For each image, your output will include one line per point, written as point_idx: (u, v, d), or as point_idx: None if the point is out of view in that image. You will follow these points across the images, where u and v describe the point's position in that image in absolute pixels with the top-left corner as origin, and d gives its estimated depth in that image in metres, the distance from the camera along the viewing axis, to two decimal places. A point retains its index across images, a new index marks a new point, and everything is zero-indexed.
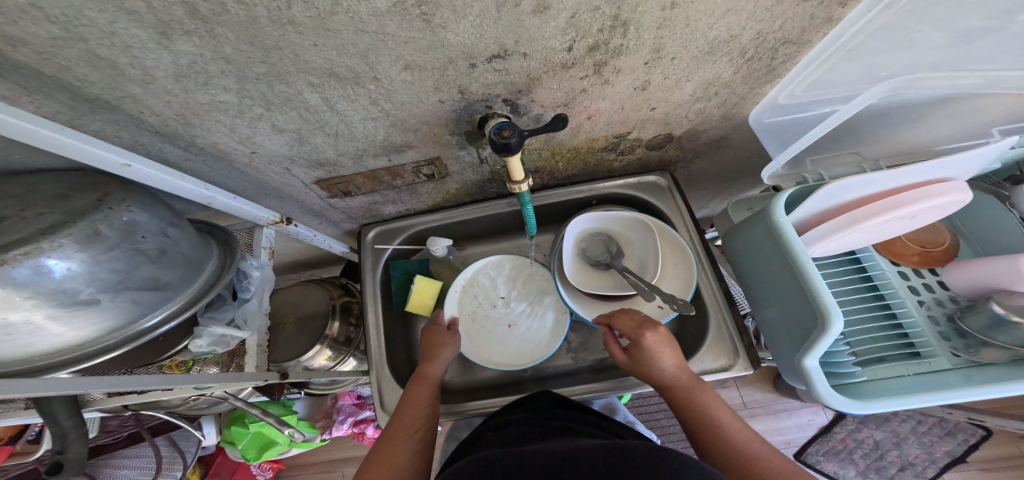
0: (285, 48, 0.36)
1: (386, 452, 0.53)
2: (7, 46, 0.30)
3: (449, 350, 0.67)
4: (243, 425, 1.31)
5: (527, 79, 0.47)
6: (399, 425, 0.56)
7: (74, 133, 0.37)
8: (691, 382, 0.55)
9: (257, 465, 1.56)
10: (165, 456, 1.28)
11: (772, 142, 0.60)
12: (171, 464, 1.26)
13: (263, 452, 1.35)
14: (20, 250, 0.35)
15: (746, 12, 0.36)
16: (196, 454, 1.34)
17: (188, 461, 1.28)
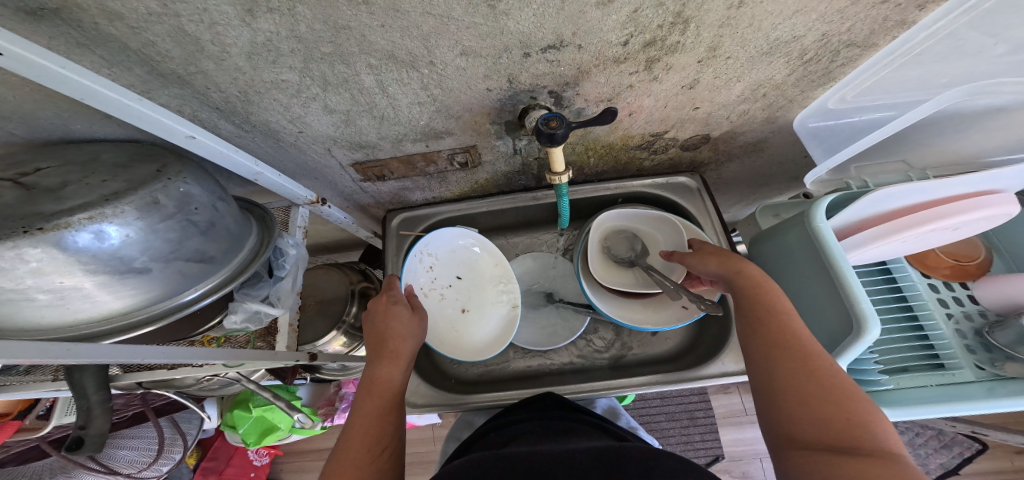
0: (354, 28, 0.37)
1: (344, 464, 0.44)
2: (105, 19, 0.32)
3: (409, 345, 0.58)
4: (247, 409, 1.35)
5: (577, 72, 0.48)
6: (356, 435, 0.48)
7: (152, 105, 0.38)
8: (768, 291, 0.49)
9: (255, 451, 1.57)
10: (166, 437, 1.28)
11: (817, 148, 0.59)
12: (172, 446, 1.27)
13: (264, 437, 1.37)
14: (84, 215, 0.36)
15: (817, 12, 0.37)
16: (197, 437, 1.35)
17: (188, 443, 1.29)
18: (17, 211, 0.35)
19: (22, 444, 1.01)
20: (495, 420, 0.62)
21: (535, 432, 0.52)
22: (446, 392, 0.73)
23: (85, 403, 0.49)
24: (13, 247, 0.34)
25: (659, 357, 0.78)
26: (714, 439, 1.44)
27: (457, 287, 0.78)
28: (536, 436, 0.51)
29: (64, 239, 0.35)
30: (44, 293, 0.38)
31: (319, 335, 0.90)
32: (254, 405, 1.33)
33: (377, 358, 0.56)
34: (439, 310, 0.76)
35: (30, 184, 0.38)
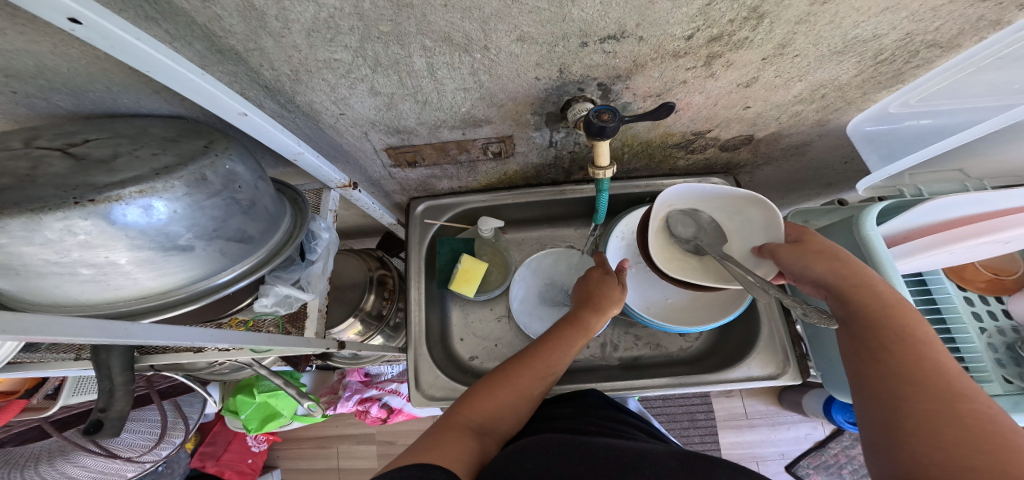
0: (417, 7, 0.36)
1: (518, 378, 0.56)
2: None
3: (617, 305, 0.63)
4: (250, 394, 1.36)
5: (631, 65, 0.46)
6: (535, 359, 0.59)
7: (213, 81, 0.36)
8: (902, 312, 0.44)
9: (254, 436, 1.58)
10: (169, 421, 1.28)
11: (870, 153, 0.58)
12: (174, 430, 1.28)
13: (264, 423, 1.37)
14: (135, 188, 0.35)
15: (909, 10, 0.35)
16: (198, 421, 1.35)
17: (188, 426, 1.30)
18: (69, 182, 0.34)
19: (23, 424, 1.02)
20: (528, 413, 0.62)
21: (577, 428, 0.52)
22: None
23: (108, 384, 0.50)
24: (63, 217, 0.33)
25: (681, 359, 0.77)
26: (713, 441, 1.45)
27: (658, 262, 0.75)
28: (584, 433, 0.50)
29: (113, 211, 0.34)
30: (87, 268, 0.37)
31: (336, 322, 0.89)
32: (257, 391, 1.35)
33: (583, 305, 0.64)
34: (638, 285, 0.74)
35: (80, 155, 0.37)
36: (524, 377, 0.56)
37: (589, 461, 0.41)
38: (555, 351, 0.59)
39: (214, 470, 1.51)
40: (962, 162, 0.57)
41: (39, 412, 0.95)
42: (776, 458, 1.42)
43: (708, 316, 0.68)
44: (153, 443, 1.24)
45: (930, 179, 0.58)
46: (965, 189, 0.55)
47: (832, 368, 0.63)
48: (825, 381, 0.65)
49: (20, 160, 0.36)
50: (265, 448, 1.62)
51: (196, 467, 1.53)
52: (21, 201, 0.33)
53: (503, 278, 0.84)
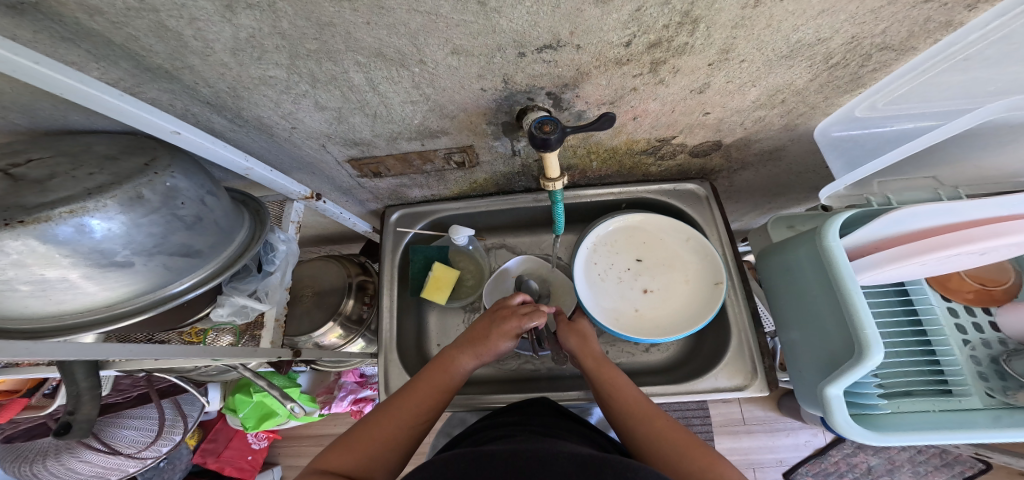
0: (338, 25, 0.35)
1: (378, 424, 0.54)
2: (86, 14, 0.31)
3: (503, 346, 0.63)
4: (248, 393, 1.38)
5: (576, 74, 0.45)
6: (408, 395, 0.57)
7: (134, 101, 0.37)
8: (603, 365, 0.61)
9: (253, 434, 1.61)
10: (167, 419, 1.28)
11: (840, 160, 0.54)
12: (172, 427, 1.28)
13: (262, 422, 1.40)
14: (65, 208, 0.35)
15: (847, 13, 0.33)
16: (197, 419, 1.36)
17: (187, 425, 1.30)
18: (1, 202, 0.34)
19: (27, 421, 1.07)
20: (484, 422, 0.61)
21: (515, 434, 0.51)
22: None
23: (74, 389, 0.50)
24: None
25: (651, 369, 0.74)
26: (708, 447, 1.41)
27: (636, 270, 0.73)
28: (516, 438, 0.50)
29: (46, 232, 0.34)
30: (26, 284, 0.37)
31: (315, 326, 0.90)
32: (254, 390, 1.37)
33: (466, 343, 0.63)
34: (610, 294, 0.72)
35: (19, 175, 0.37)
36: (382, 421, 0.54)
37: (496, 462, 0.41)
38: (421, 392, 0.57)
39: (215, 466, 1.55)
40: (934, 167, 0.54)
41: (38, 410, 0.97)
42: (774, 465, 1.37)
43: (678, 327, 0.66)
44: (153, 439, 1.23)
45: (901, 186, 0.55)
46: (937, 197, 0.51)
47: (805, 381, 0.60)
48: (799, 393, 0.63)
49: None
50: (264, 446, 1.65)
51: (198, 464, 1.56)
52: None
53: (475, 285, 0.84)
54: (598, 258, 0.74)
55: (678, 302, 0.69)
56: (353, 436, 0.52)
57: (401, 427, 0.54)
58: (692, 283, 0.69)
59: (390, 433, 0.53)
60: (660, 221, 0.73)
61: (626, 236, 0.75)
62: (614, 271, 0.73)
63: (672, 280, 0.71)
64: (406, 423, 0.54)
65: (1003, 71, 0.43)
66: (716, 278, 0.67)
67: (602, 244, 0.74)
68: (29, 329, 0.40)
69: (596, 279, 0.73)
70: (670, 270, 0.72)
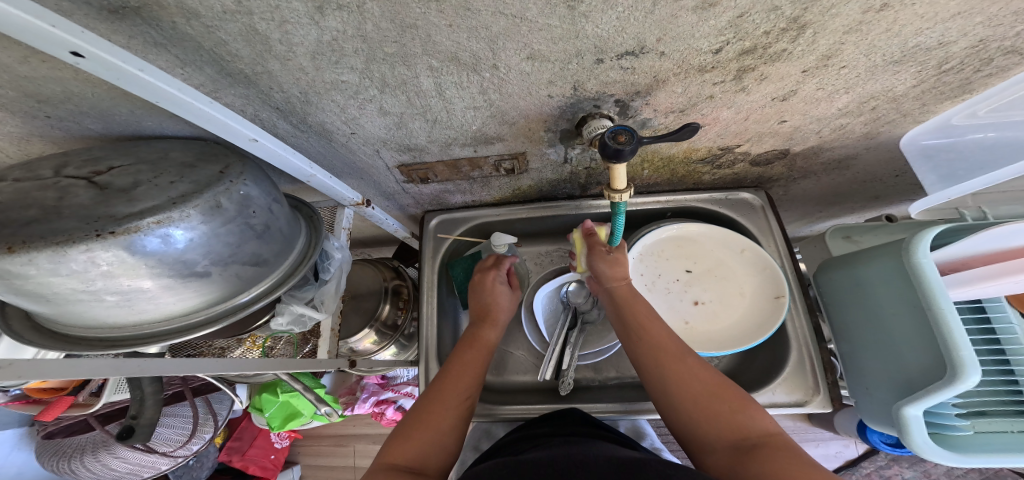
0: (421, 27, 0.33)
1: (436, 407, 0.54)
2: (183, 18, 0.30)
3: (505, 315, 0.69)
4: (275, 393, 1.37)
5: (652, 81, 0.43)
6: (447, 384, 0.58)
7: (221, 108, 0.36)
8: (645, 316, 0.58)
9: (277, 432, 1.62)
10: (200, 417, 1.30)
11: (932, 172, 0.51)
12: (204, 426, 1.29)
13: (287, 422, 1.38)
14: (153, 219, 0.34)
15: (986, 15, 0.31)
16: (227, 418, 1.37)
17: (218, 424, 1.31)
18: (92, 213, 0.34)
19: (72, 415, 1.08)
20: (536, 429, 0.60)
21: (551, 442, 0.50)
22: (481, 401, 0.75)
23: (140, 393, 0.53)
24: (86, 250, 0.33)
25: None
26: None
27: (686, 280, 0.70)
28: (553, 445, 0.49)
29: (134, 242, 0.34)
30: (112, 295, 0.37)
31: (352, 331, 0.90)
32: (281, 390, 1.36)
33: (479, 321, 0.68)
34: (660, 305, 0.69)
35: (104, 184, 0.36)
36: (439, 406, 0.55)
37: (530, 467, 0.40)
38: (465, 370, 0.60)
39: (240, 464, 1.54)
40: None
41: (85, 408, 0.97)
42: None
43: (735, 341, 0.64)
44: (188, 437, 1.25)
45: (994, 199, 0.53)
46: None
47: (872, 399, 0.58)
48: (860, 409, 0.61)
49: (48, 190, 0.35)
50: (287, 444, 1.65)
51: (223, 462, 1.58)
52: (47, 233, 0.32)
53: None
54: (646, 267, 0.72)
55: (733, 314, 0.67)
56: (408, 425, 0.52)
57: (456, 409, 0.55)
58: (748, 295, 0.67)
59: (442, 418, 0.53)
60: (712, 230, 0.70)
61: (674, 245, 0.72)
62: (664, 281, 0.71)
63: (725, 292, 0.68)
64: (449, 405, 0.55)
65: None
66: (775, 292, 0.64)
67: (649, 252, 0.72)
68: (110, 336, 0.42)
69: (645, 289, 0.70)
70: (723, 282, 0.69)
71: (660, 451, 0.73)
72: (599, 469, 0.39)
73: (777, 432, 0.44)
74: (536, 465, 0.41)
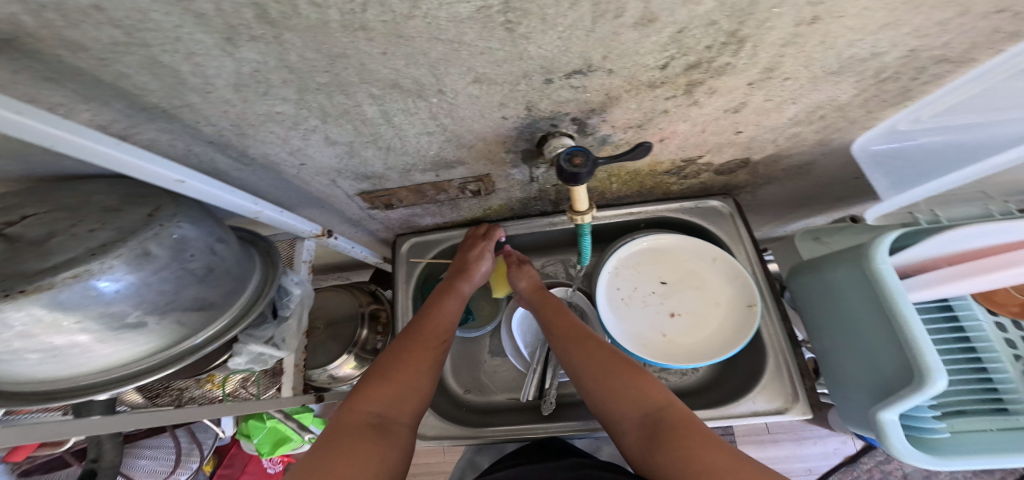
0: (352, 56, 0.32)
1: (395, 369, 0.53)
2: (68, 51, 0.27)
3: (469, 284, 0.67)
4: (261, 419, 1.24)
5: (605, 98, 0.42)
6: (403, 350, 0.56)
7: (131, 148, 0.34)
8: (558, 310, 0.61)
9: (268, 458, 1.48)
10: (183, 447, 1.23)
11: (883, 176, 0.53)
12: (189, 456, 1.23)
13: (278, 447, 1.28)
14: (68, 273, 0.31)
15: (910, 26, 0.29)
16: (213, 446, 1.30)
17: (204, 453, 1.25)
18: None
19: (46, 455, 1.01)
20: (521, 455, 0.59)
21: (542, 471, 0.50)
22: (467, 424, 0.71)
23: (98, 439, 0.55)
24: None
25: (683, 390, 0.71)
26: None
27: (662, 293, 0.69)
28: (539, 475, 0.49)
29: (49, 301, 0.31)
30: (35, 352, 0.34)
31: (330, 358, 0.85)
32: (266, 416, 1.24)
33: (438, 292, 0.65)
34: (636, 321, 0.67)
35: (14, 236, 0.33)
36: (406, 368, 0.54)
37: None
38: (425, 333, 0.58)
39: None
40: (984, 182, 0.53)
41: (55, 447, 0.92)
42: (803, 474, 1.30)
43: (712, 352, 0.62)
44: (172, 468, 1.18)
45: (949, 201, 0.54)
46: (990, 214, 0.51)
47: (850, 402, 0.57)
48: (840, 413, 0.59)
49: None
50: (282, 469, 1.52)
51: None
52: None
53: (493, 311, 0.84)
54: (622, 282, 0.70)
55: (709, 324, 0.65)
56: (369, 379, 0.52)
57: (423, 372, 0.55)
58: (723, 304, 0.66)
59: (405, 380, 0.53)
60: (683, 240, 0.70)
61: (648, 258, 0.71)
62: (641, 294, 0.69)
63: (701, 302, 0.67)
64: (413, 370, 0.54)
65: None
66: (748, 299, 0.63)
67: (625, 266, 0.71)
68: (44, 392, 0.38)
69: (622, 304, 0.68)
70: (697, 291, 0.68)
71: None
72: None
73: (669, 400, 0.46)
74: None
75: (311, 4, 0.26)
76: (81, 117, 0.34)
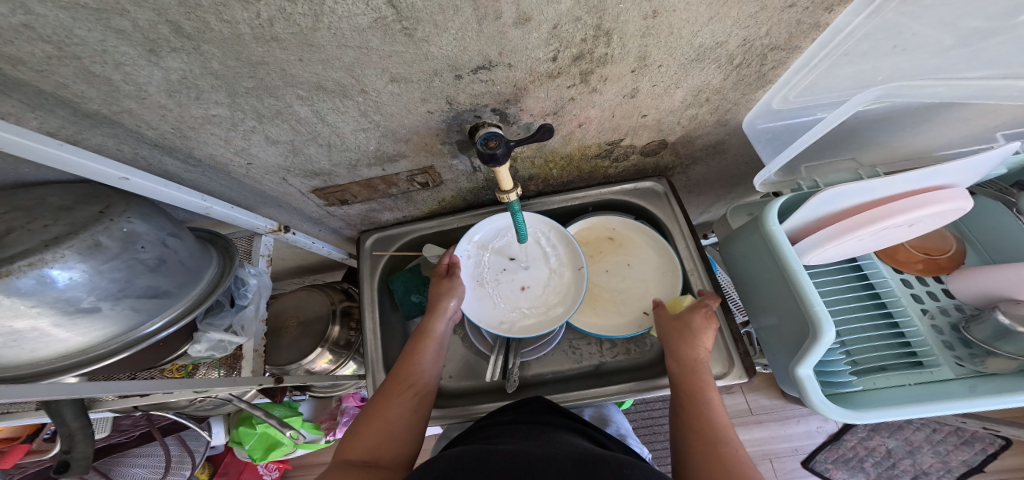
0: (271, 63, 0.37)
1: (375, 418, 0.57)
2: (8, 65, 0.32)
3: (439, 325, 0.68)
4: (251, 425, 1.28)
5: (514, 89, 0.47)
6: (384, 403, 0.58)
7: (73, 149, 0.39)
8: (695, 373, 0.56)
9: (263, 465, 1.50)
10: (174, 455, 1.26)
11: (766, 148, 0.60)
12: (180, 463, 1.25)
13: (269, 452, 1.31)
14: (24, 261, 0.36)
15: (732, 18, 0.37)
16: (206, 454, 1.32)
17: (196, 460, 1.27)
18: None
19: (36, 466, 1.03)
20: (485, 420, 0.63)
21: (516, 431, 0.54)
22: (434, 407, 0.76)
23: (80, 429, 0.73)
24: None
25: (638, 362, 0.77)
26: None
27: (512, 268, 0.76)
28: (512, 436, 0.52)
29: (6, 285, 0.35)
30: None
31: (305, 353, 0.90)
32: (257, 420, 1.28)
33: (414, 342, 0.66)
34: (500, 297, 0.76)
35: None
36: (385, 408, 0.58)
37: (505, 460, 0.42)
38: (400, 386, 0.60)
39: None
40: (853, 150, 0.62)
41: (41, 455, 0.94)
42: (791, 454, 1.29)
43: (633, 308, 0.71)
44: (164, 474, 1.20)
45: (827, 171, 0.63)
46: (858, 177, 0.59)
47: (781, 364, 0.61)
48: (779, 377, 0.63)
49: None
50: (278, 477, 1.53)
51: None
52: None
53: None
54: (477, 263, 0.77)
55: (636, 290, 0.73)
56: (358, 425, 0.56)
57: (404, 409, 0.58)
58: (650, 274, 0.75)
59: (385, 420, 0.56)
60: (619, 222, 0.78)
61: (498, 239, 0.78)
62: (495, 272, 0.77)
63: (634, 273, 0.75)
64: (398, 410, 0.58)
65: (891, 62, 0.46)
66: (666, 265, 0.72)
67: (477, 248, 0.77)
68: (8, 376, 0.41)
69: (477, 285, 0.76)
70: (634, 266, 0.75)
71: (625, 437, 0.76)
72: (563, 464, 0.42)
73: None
74: (510, 456, 0.43)
75: (221, 20, 0.31)
76: (30, 125, 0.38)
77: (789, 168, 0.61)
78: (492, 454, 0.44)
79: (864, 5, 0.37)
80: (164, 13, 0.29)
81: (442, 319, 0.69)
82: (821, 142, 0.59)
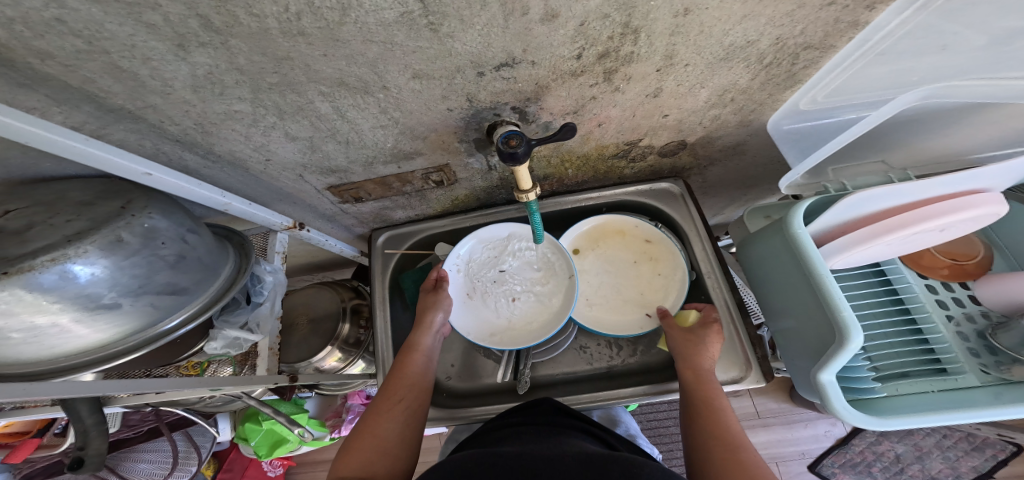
0: (296, 59, 0.36)
1: (367, 430, 0.56)
2: (37, 59, 0.32)
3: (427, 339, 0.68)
4: (258, 421, 1.29)
5: (536, 87, 0.46)
6: (374, 416, 0.57)
7: (96, 144, 0.39)
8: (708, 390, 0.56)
9: (268, 461, 1.50)
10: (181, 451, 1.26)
11: (791, 150, 0.59)
12: (187, 459, 1.26)
13: (275, 449, 1.31)
14: (47, 257, 0.35)
15: (766, 16, 0.36)
16: (212, 450, 1.32)
17: (203, 456, 1.27)
18: None
19: (46, 460, 1.04)
20: (495, 421, 0.62)
21: (529, 433, 0.53)
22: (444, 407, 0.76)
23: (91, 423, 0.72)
24: None
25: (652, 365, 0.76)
26: None
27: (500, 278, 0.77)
28: (526, 438, 0.52)
29: (30, 281, 0.35)
30: (17, 332, 0.37)
31: (315, 350, 0.90)
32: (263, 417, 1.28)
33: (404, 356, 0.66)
34: (488, 307, 0.77)
35: None
36: (376, 421, 0.57)
37: (519, 462, 0.42)
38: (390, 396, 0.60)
39: None
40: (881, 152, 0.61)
41: (51, 449, 0.94)
42: (799, 458, 1.27)
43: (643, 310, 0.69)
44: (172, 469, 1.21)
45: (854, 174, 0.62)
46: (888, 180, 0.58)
47: (801, 370, 0.60)
48: (797, 383, 0.62)
49: None
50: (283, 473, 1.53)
51: None
52: None
53: None
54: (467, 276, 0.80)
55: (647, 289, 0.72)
56: (352, 438, 0.55)
57: (397, 421, 0.57)
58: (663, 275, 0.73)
59: (376, 432, 0.55)
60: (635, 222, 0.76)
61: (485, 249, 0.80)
62: (484, 283, 0.78)
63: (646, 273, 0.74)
64: (390, 424, 0.57)
65: (926, 63, 0.45)
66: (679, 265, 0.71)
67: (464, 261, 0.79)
68: (27, 372, 0.41)
69: (466, 297, 0.79)
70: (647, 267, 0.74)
71: (635, 437, 0.75)
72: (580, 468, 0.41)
73: None
74: (527, 458, 0.43)
75: (250, 15, 0.31)
76: (54, 119, 0.38)
77: (816, 170, 0.60)
78: (507, 457, 0.43)
79: (902, 3, 0.36)
80: (194, 6, 0.29)
81: (428, 332, 0.69)
82: (850, 144, 0.58)
